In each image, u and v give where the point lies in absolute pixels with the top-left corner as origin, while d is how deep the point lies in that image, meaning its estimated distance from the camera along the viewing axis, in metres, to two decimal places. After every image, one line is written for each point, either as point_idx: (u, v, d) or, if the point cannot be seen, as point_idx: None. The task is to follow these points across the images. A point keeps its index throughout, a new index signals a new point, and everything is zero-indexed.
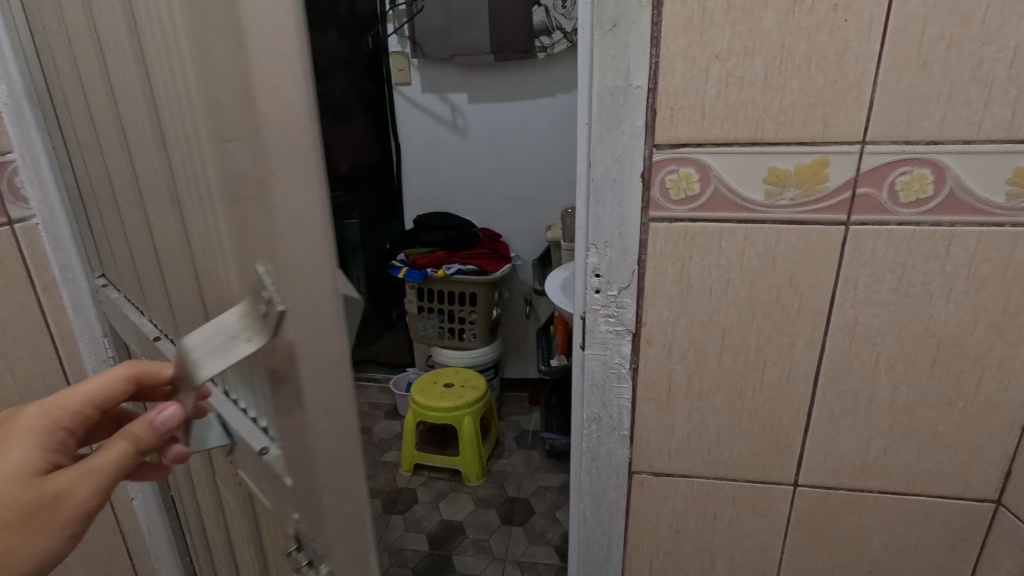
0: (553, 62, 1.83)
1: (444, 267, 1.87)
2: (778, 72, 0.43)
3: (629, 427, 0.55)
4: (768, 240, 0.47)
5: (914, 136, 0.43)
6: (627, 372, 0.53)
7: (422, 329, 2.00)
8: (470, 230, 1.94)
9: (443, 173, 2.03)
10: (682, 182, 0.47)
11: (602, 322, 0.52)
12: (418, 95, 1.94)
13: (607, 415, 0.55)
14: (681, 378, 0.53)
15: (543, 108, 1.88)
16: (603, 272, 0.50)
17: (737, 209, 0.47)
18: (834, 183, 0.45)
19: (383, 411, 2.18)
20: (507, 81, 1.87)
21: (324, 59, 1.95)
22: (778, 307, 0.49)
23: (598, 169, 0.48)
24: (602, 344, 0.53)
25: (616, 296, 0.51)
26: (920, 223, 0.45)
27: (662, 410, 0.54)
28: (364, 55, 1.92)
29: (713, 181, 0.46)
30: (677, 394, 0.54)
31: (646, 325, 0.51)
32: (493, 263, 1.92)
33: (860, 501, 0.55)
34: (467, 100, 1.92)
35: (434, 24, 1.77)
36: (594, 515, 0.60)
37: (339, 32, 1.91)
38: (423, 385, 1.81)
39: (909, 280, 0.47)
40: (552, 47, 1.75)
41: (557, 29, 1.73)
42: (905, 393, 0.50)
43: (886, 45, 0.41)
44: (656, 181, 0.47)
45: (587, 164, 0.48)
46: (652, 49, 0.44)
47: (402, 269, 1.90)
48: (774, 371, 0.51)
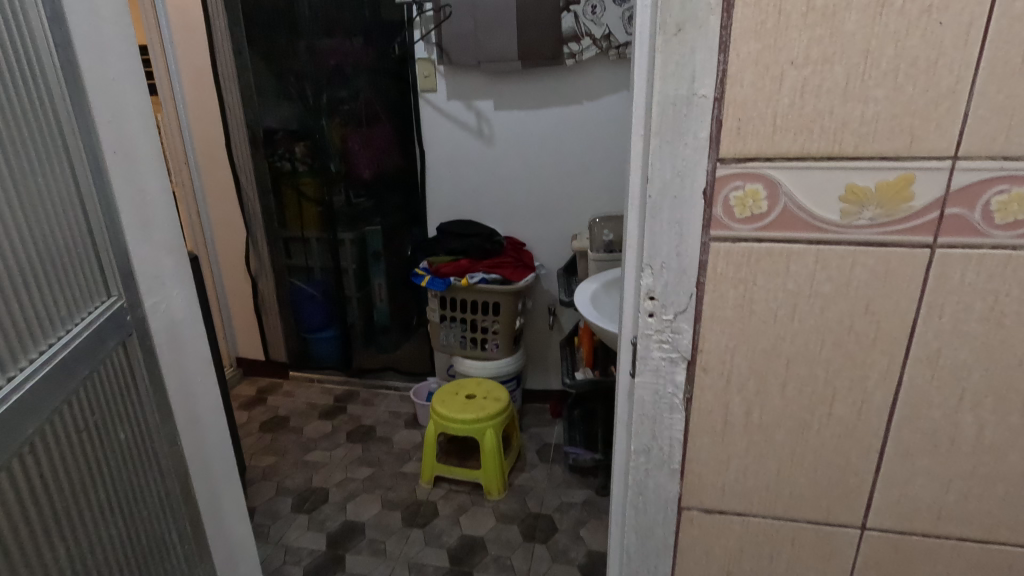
0: (581, 68, 1.80)
1: (467, 276, 1.84)
2: (861, 81, 0.39)
3: (680, 460, 0.51)
4: (843, 264, 0.43)
5: (1015, 152, 0.39)
6: (680, 403, 0.49)
7: (444, 338, 1.97)
8: (494, 238, 1.91)
9: (467, 181, 2.00)
10: (748, 200, 0.43)
11: (655, 348, 0.48)
12: (443, 102, 1.92)
13: (657, 447, 0.51)
14: (739, 410, 0.49)
15: (570, 115, 1.85)
16: (658, 295, 0.46)
17: (810, 229, 0.43)
18: (920, 202, 0.41)
19: (402, 420, 2.16)
20: (533, 87, 1.84)
21: (349, 66, 1.94)
22: (851, 336, 0.45)
23: (657, 183, 0.44)
24: (654, 371, 0.49)
25: (671, 321, 0.47)
26: (1017, 247, 0.41)
27: (716, 444, 0.50)
28: (390, 61, 1.90)
29: (783, 199, 0.42)
30: (734, 427, 0.49)
31: (703, 352, 0.48)
32: (517, 272, 1.88)
33: (934, 549, 0.50)
34: (492, 107, 1.89)
35: (460, 31, 1.75)
36: (639, 553, 0.55)
37: (365, 38, 1.90)
38: (445, 396, 1.78)
39: (1001, 310, 0.42)
40: (580, 53, 1.72)
41: (586, 35, 1.70)
42: (991, 433, 0.45)
43: (986, 51, 0.37)
44: (719, 198, 0.43)
45: (644, 179, 0.44)
46: (720, 56, 0.40)
47: (425, 277, 1.88)
48: (843, 405, 0.47)
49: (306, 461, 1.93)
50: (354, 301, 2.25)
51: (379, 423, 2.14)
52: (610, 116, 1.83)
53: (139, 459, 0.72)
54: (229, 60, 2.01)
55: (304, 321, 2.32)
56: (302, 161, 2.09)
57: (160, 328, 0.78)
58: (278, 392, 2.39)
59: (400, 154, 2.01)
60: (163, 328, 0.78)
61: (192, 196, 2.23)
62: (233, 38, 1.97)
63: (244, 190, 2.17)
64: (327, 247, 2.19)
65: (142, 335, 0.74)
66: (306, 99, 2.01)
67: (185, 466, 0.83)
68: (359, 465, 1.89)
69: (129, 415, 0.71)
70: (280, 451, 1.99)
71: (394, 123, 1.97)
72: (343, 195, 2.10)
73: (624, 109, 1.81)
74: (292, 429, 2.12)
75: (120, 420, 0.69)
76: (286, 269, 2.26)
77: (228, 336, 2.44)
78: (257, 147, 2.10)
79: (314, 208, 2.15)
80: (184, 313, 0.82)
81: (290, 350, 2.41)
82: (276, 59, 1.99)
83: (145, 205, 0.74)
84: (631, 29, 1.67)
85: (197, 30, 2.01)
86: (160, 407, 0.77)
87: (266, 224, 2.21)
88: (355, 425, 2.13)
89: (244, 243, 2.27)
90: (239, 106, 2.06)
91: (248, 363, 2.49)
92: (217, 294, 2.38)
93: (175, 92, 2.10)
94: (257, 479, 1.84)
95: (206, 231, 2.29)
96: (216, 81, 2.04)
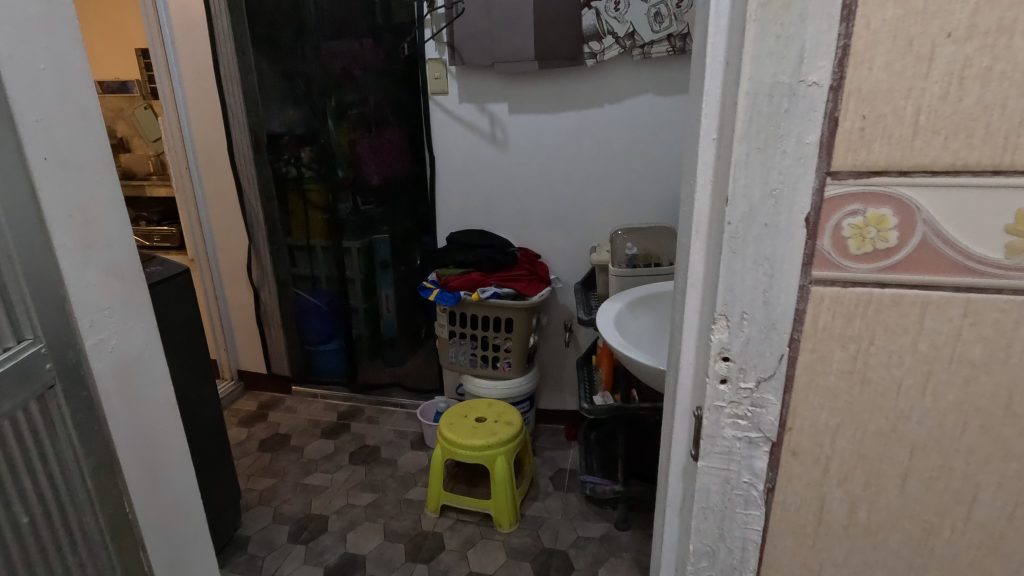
0: (602, 69, 1.68)
1: (478, 290, 1.72)
2: None
3: (755, 567, 0.39)
4: (1003, 321, 0.31)
5: None
6: (758, 496, 0.37)
7: (452, 355, 1.85)
8: (507, 250, 1.80)
9: (479, 189, 1.89)
10: (870, 228, 0.31)
11: (727, 426, 0.36)
12: (455, 105, 1.82)
13: (725, 551, 0.39)
14: (841, 508, 0.36)
15: (589, 119, 1.73)
16: (734, 355, 0.35)
17: (956, 270, 0.31)
18: None
19: (409, 441, 2.04)
20: (550, 90, 1.73)
21: (357, 68, 1.84)
22: (1007, 417, 0.32)
23: (741, 208, 0.32)
24: (725, 455, 0.37)
25: (751, 391, 0.35)
26: None
27: (807, 548, 0.38)
28: (399, 63, 1.80)
29: (921, 227, 0.30)
30: (831, 529, 0.37)
31: (791, 432, 0.36)
32: (532, 286, 1.76)
33: None
34: (507, 110, 1.78)
35: (474, 29, 1.65)
36: None
37: (373, 39, 1.80)
38: (452, 419, 1.66)
39: None
40: (602, 53, 1.61)
41: (609, 33, 1.58)
42: None
43: None
44: (828, 225, 0.32)
45: (723, 197, 0.33)
46: (842, 27, 0.29)
47: (434, 291, 1.77)
48: (987, 509, 0.34)
49: (305, 484, 1.82)
50: (360, 313, 2.15)
51: (384, 443, 2.03)
52: (632, 121, 1.71)
53: (69, 532, 0.68)
54: (232, 62, 1.92)
55: (308, 333, 2.22)
56: (307, 166, 1.99)
57: (109, 366, 0.73)
58: (280, 407, 2.29)
59: (409, 160, 1.90)
60: (113, 366, 0.74)
61: (193, 203, 2.15)
62: (236, 38, 1.88)
63: (246, 197, 2.08)
64: (332, 257, 2.09)
65: (74, 378, 0.68)
66: (312, 101, 1.91)
67: (137, 529, 0.79)
68: (361, 491, 1.78)
69: (66, 478, 0.68)
70: (279, 473, 1.88)
71: (403, 127, 1.87)
72: (350, 202, 1.99)
73: (647, 113, 1.69)
74: (292, 449, 2.01)
75: (55, 486, 0.66)
76: (290, 279, 2.16)
77: (229, 348, 2.35)
78: (260, 152, 2.01)
79: (320, 216, 2.05)
80: (140, 348, 0.79)
81: (293, 364, 2.31)
82: (280, 60, 1.89)
83: (91, 224, 0.70)
84: (657, 27, 1.55)
85: (200, 30, 1.92)
86: (100, 472, 0.72)
87: (269, 232, 2.11)
88: (358, 446, 2.01)
89: (246, 252, 2.18)
90: (241, 110, 1.97)
91: (250, 376, 2.40)
92: (219, 305, 2.29)
93: (176, 94, 2.01)
94: (253, 504, 1.73)
95: (208, 239, 2.20)
96: (218, 83, 1.96)
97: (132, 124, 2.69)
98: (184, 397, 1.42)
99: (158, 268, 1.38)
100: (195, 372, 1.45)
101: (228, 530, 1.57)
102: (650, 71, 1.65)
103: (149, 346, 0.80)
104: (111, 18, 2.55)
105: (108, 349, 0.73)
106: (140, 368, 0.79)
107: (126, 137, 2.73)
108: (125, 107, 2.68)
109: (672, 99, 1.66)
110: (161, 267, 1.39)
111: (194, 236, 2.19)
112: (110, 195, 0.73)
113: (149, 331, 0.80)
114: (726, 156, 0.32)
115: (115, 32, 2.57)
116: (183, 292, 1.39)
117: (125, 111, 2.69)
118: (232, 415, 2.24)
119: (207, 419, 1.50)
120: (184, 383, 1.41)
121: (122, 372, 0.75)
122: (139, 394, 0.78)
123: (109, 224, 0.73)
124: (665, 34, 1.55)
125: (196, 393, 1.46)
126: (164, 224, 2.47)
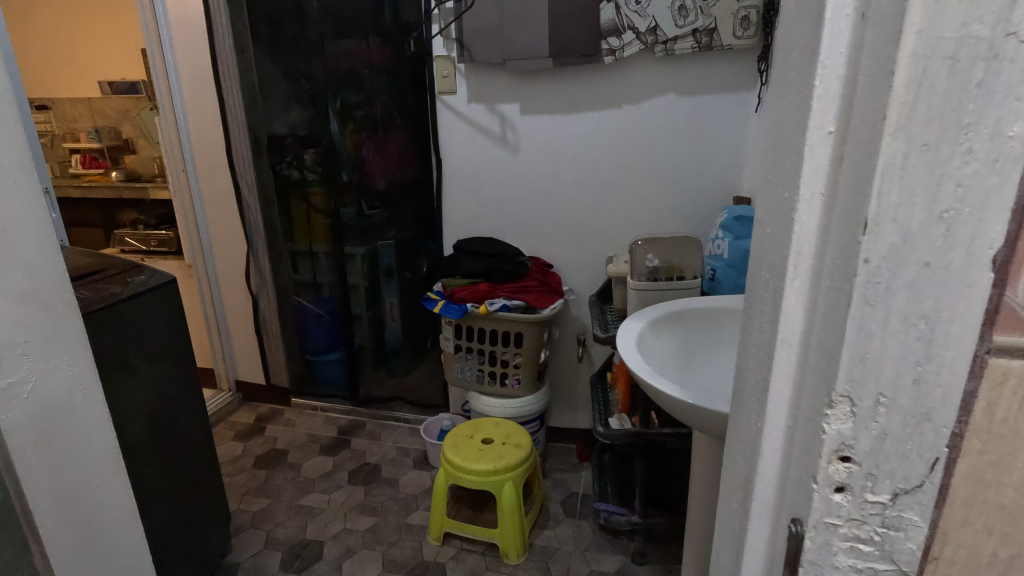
0: (621, 67, 1.57)
1: (486, 302, 1.61)
2: None
3: None
4: None
5: None
6: None
7: (458, 371, 1.75)
8: (518, 259, 1.69)
9: (489, 195, 1.78)
10: None
11: (844, 553, 0.32)
12: (463, 105, 1.71)
13: None
14: None
15: (606, 122, 1.62)
16: (857, 454, 0.30)
17: None
18: None
19: (411, 458, 1.94)
20: (565, 89, 1.62)
21: (363, 68, 1.75)
22: None
23: (885, 248, 0.26)
24: None
25: (884, 511, 0.31)
26: None
27: None
28: (405, 61, 1.70)
29: None
30: None
31: (937, 564, 0.31)
32: (543, 298, 1.65)
33: None
34: (518, 111, 1.67)
35: (485, 24, 1.55)
36: None
37: (378, 37, 1.70)
38: (457, 440, 1.55)
39: None
40: (621, 49, 1.50)
41: (629, 28, 1.47)
42: None
43: None
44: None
45: (864, 222, 0.27)
46: None
47: (439, 303, 1.66)
48: None
49: (301, 506, 1.72)
50: (363, 321, 2.05)
51: (385, 461, 1.92)
52: (653, 123, 1.60)
53: None
54: (231, 60, 1.83)
55: (309, 343, 2.12)
56: (311, 169, 1.90)
57: (26, 419, 0.60)
58: (278, 420, 2.19)
59: (415, 163, 1.80)
60: (29, 418, 0.60)
61: (191, 207, 2.06)
62: (236, 35, 1.80)
63: (246, 202, 1.99)
64: (335, 263, 1.99)
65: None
66: (315, 102, 1.81)
67: None
68: (360, 514, 1.67)
69: None
70: (273, 493, 1.78)
71: (409, 129, 1.77)
72: (354, 206, 1.89)
73: (669, 114, 1.58)
74: (289, 466, 1.91)
75: None
76: (291, 286, 2.07)
77: (227, 358, 2.26)
78: (261, 154, 1.92)
79: (323, 220, 1.95)
80: (71, 387, 0.64)
81: (293, 375, 2.21)
82: (281, 58, 1.80)
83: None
84: (681, 21, 1.44)
85: (199, 27, 1.84)
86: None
87: (269, 238, 2.02)
88: (358, 464, 1.91)
89: (245, 259, 2.09)
90: (241, 110, 1.88)
91: (248, 387, 2.31)
92: (217, 313, 2.20)
93: (174, 94, 1.93)
94: (245, 527, 1.63)
95: (206, 245, 2.11)
96: (217, 82, 1.87)
97: (137, 125, 2.61)
98: (170, 416, 1.32)
99: (143, 277, 1.28)
100: (182, 389, 1.35)
101: (215, 556, 1.47)
102: (673, 69, 1.54)
103: (82, 384, 0.66)
104: (119, 17, 2.49)
105: (23, 399, 0.59)
106: (70, 413, 0.65)
107: (132, 139, 2.66)
108: (131, 108, 2.60)
109: (696, 100, 1.55)
110: (146, 277, 1.29)
111: (191, 241, 2.11)
112: (26, 194, 0.58)
113: (83, 363, 0.66)
114: (870, 153, 0.26)
115: (122, 31, 2.50)
116: (169, 303, 1.29)
117: (130, 113, 2.61)
118: (228, 428, 2.14)
119: (196, 438, 1.40)
120: (170, 402, 1.31)
121: (43, 422, 0.62)
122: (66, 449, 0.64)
123: (26, 233, 0.58)
124: (690, 29, 1.44)
125: (183, 411, 1.36)
126: (162, 228, 2.39)
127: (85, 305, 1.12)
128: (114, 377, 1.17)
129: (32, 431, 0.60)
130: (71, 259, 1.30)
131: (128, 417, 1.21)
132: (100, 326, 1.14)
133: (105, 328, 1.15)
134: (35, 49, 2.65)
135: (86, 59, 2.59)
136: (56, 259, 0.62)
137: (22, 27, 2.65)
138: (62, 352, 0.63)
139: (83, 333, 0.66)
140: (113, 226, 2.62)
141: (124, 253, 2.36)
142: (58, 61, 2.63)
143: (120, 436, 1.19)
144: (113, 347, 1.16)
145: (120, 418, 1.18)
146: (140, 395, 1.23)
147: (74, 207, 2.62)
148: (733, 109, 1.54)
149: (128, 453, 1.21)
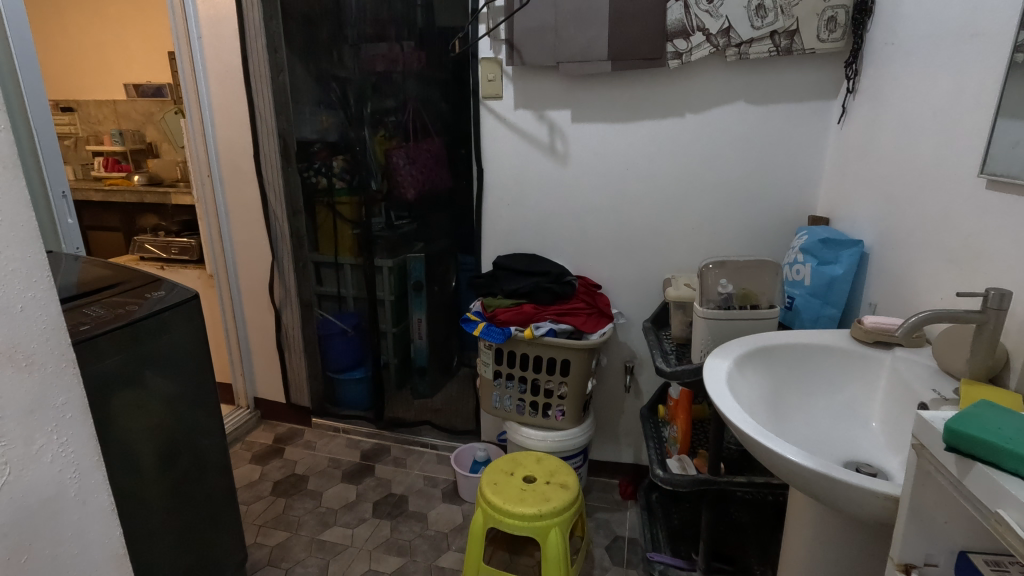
0: (686, 72, 1.43)
1: (531, 326, 1.47)
2: None
3: None
4: None
5: None
6: None
7: (497, 400, 1.61)
8: (564, 279, 1.55)
9: (533, 207, 1.64)
10: None
11: None
12: (510, 112, 1.57)
13: None
14: None
15: (666, 132, 1.49)
16: None
17: None
18: None
19: (441, 490, 1.80)
20: (623, 97, 1.49)
21: (399, 71, 1.63)
22: None
23: None
24: None
25: None
26: None
27: None
28: (448, 64, 1.58)
29: None
30: None
31: None
32: (591, 322, 1.51)
33: None
34: (570, 119, 1.54)
35: (539, 24, 1.42)
36: None
37: (418, 41, 1.59)
38: (496, 477, 1.41)
39: None
40: (689, 52, 1.36)
41: (698, 29, 1.34)
42: None
43: None
44: None
45: None
46: None
47: (479, 325, 1.52)
48: None
49: (322, 541, 1.58)
50: (389, 337, 1.92)
51: (412, 492, 1.78)
52: (719, 135, 1.46)
53: None
54: (262, 60, 1.72)
55: (331, 360, 2.00)
56: (339, 176, 1.78)
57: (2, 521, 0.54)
58: (298, 442, 2.06)
59: (451, 173, 1.68)
60: (7, 517, 0.54)
61: (214, 214, 1.96)
62: (269, 35, 1.70)
63: (271, 211, 1.89)
64: (362, 276, 1.86)
65: None
66: (347, 107, 1.69)
67: None
68: (386, 553, 1.53)
69: None
70: (293, 524, 1.65)
71: (445, 137, 1.66)
72: (383, 217, 1.77)
73: (738, 126, 1.44)
74: (309, 494, 1.78)
75: None
76: (315, 299, 1.95)
77: (246, 373, 2.15)
78: (289, 160, 1.81)
79: (350, 231, 1.82)
80: (66, 480, 0.59)
81: (314, 393, 2.08)
82: (314, 59, 1.69)
83: None
84: (759, 22, 1.30)
85: (230, 26, 1.74)
86: None
87: (295, 248, 1.91)
88: (383, 495, 1.77)
89: (268, 269, 1.97)
90: (270, 113, 1.77)
91: (268, 404, 2.19)
92: (238, 325, 2.09)
93: (201, 96, 1.82)
94: (261, 564, 1.50)
95: (228, 255, 2.00)
96: (247, 84, 1.76)
97: (161, 129, 2.53)
98: (187, 447, 1.19)
99: (163, 293, 1.15)
100: (201, 419, 1.22)
101: None
102: (745, 76, 1.41)
103: (78, 473, 0.61)
104: (147, 17, 2.41)
105: None
106: (61, 510, 0.59)
107: (155, 143, 2.58)
108: (156, 110, 2.52)
109: (768, 109, 1.41)
110: (166, 292, 1.16)
111: (213, 250, 2.00)
112: None
113: (80, 452, 0.60)
114: None
115: (150, 32, 2.43)
116: (192, 322, 1.17)
117: (156, 116, 2.53)
118: (245, 449, 2.02)
119: (213, 473, 1.27)
120: (187, 433, 1.19)
121: (23, 529, 0.56)
122: (55, 557, 0.59)
123: (22, 266, 0.54)
124: (768, 31, 1.30)
125: (202, 443, 1.23)
126: (184, 236, 2.29)
127: (96, 326, 1.00)
128: (126, 406, 1.04)
129: (13, 537, 0.55)
130: (86, 270, 1.19)
131: (142, 448, 1.08)
132: (112, 351, 1.01)
133: (124, 350, 1.03)
134: (63, 49, 2.59)
135: (113, 60, 2.52)
136: (49, 299, 0.56)
137: (47, 26, 2.59)
138: (50, 431, 0.57)
139: (82, 407, 0.60)
140: (133, 231, 2.53)
141: (143, 260, 2.26)
142: (79, 62, 2.57)
143: (132, 469, 1.06)
144: (124, 372, 1.04)
145: (130, 450, 1.06)
146: (155, 427, 1.11)
147: (95, 212, 2.54)
148: (810, 119, 1.40)
149: (138, 488, 1.08)
